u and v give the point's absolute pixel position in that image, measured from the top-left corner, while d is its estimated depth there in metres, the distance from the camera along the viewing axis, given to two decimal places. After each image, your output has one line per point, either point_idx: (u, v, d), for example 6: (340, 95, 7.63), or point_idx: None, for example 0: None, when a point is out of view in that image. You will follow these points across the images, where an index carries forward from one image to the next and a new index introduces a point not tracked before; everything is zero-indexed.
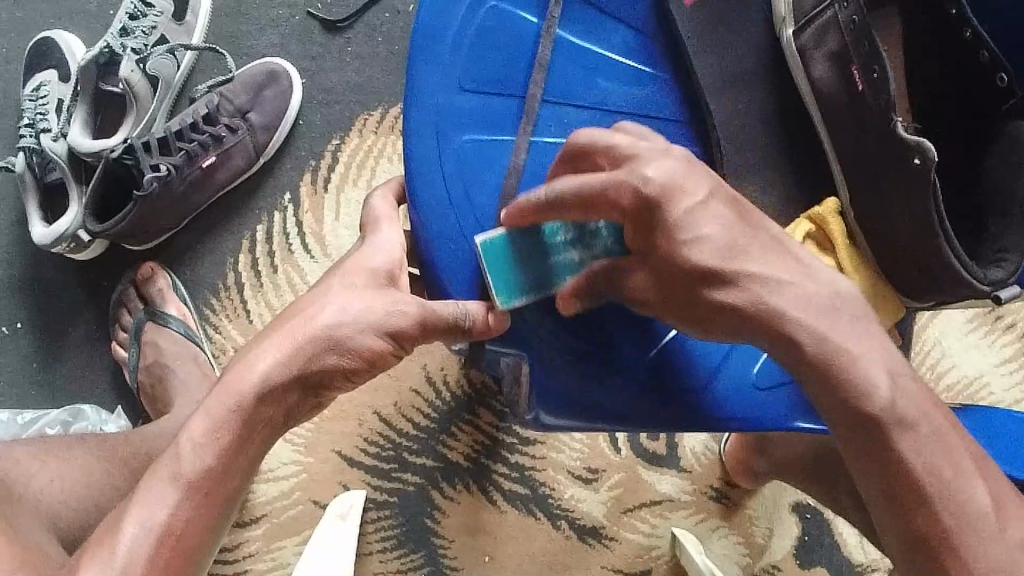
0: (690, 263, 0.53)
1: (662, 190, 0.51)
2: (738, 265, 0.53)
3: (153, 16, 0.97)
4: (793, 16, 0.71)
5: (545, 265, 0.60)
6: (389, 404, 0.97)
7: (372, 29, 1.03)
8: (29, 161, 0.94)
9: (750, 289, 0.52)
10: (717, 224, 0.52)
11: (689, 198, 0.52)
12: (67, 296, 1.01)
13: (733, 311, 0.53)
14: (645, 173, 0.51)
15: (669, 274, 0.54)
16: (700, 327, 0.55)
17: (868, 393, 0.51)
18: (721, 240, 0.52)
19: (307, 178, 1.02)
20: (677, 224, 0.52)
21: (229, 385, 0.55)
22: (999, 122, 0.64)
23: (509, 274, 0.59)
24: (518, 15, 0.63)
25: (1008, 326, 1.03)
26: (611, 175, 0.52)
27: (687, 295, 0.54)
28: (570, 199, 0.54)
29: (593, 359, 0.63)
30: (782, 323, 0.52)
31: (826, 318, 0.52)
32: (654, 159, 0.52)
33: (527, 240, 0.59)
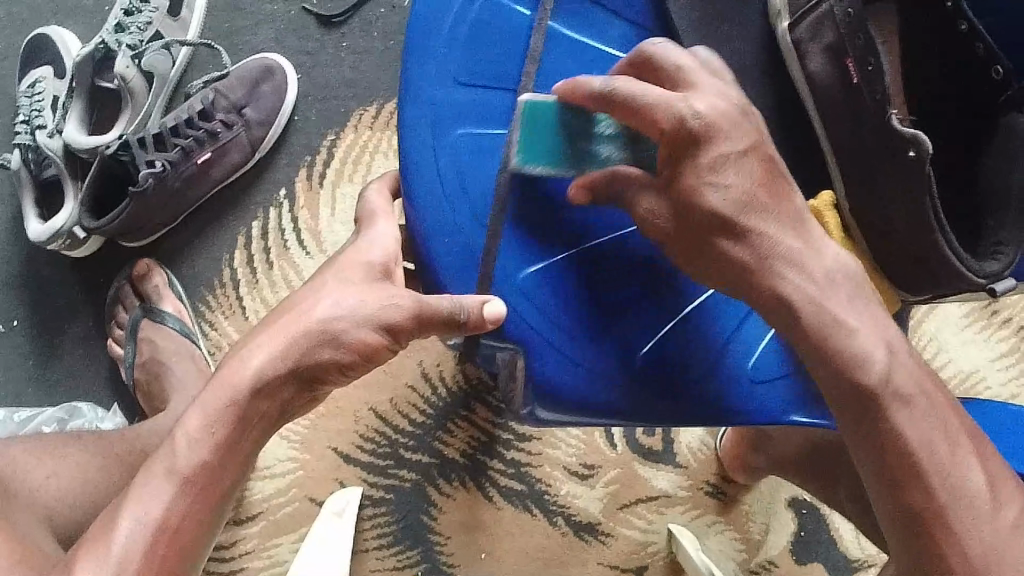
0: (710, 207, 0.52)
1: (707, 126, 0.51)
2: (753, 220, 0.53)
3: (148, 11, 0.97)
4: (788, 9, 0.69)
5: (582, 146, 0.59)
6: (385, 400, 0.97)
7: (367, 24, 1.03)
8: (24, 157, 0.94)
9: (756, 247, 0.53)
10: (741, 176, 0.52)
11: (729, 145, 0.52)
12: (62, 293, 1.00)
13: (739, 265, 0.53)
14: (695, 107, 0.52)
15: (687, 216, 0.53)
16: (702, 271, 0.55)
17: (863, 385, 0.51)
18: (741, 193, 0.52)
19: (303, 174, 1.02)
20: (709, 164, 0.52)
21: (224, 379, 0.55)
22: (996, 113, 0.65)
23: (543, 140, 0.59)
24: (512, 9, 0.63)
25: (1004, 321, 1.03)
26: (665, 96, 0.52)
27: (695, 237, 0.54)
28: (618, 108, 0.53)
29: (592, 348, 0.62)
30: (782, 287, 0.52)
31: (820, 286, 0.52)
32: (708, 95, 0.52)
33: (576, 117, 0.58)
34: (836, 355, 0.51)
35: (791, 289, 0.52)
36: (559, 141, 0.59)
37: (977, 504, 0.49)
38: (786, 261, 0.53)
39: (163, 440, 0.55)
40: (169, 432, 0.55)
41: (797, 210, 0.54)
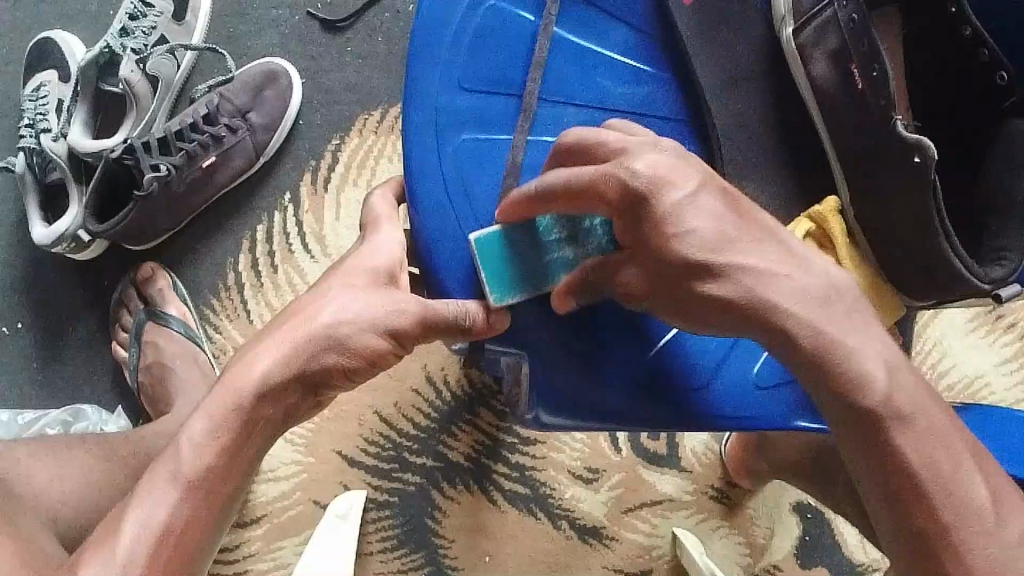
0: (681, 255, 0.51)
1: (649, 183, 0.50)
2: (727, 258, 0.51)
3: (153, 16, 0.97)
4: (792, 14, 0.68)
5: (539, 261, 0.59)
6: (390, 403, 0.97)
7: (371, 29, 1.03)
8: (29, 161, 0.94)
9: (742, 282, 0.51)
10: (705, 220, 0.51)
11: (679, 190, 0.51)
12: (67, 297, 1.01)
13: (723, 301, 0.51)
14: (633, 168, 0.51)
15: (662, 268, 0.52)
16: (688, 321, 0.54)
17: (868, 388, 0.50)
18: (710, 234, 0.51)
19: (307, 179, 1.02)
20: (667, 214, 0.51)
21: (229, 384, 0.55)
22: (1000, 120, 0.65)
23: (501, 269, 0.58)
24: (515, 14, 0.63)
25: (1009, 326, 1.03)
26: (601, 168, 0.51)
27: (676, 291, 0.53)
28: (563, 195, 0.53)
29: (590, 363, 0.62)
30: (773, 317, 0.51)
31: (826, 293, 0.52)
32: (640, 154, 0.51)
33: (519, 234, 0.58)
34: (841, 364, 0.51)
35: (796, 294, 0.52)
36: (517, 264, 0.58)
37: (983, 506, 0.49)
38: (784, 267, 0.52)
39: (168, 444, 0.56)
40: (174, 437, 0.55)
41: (766, 226, 0.53)
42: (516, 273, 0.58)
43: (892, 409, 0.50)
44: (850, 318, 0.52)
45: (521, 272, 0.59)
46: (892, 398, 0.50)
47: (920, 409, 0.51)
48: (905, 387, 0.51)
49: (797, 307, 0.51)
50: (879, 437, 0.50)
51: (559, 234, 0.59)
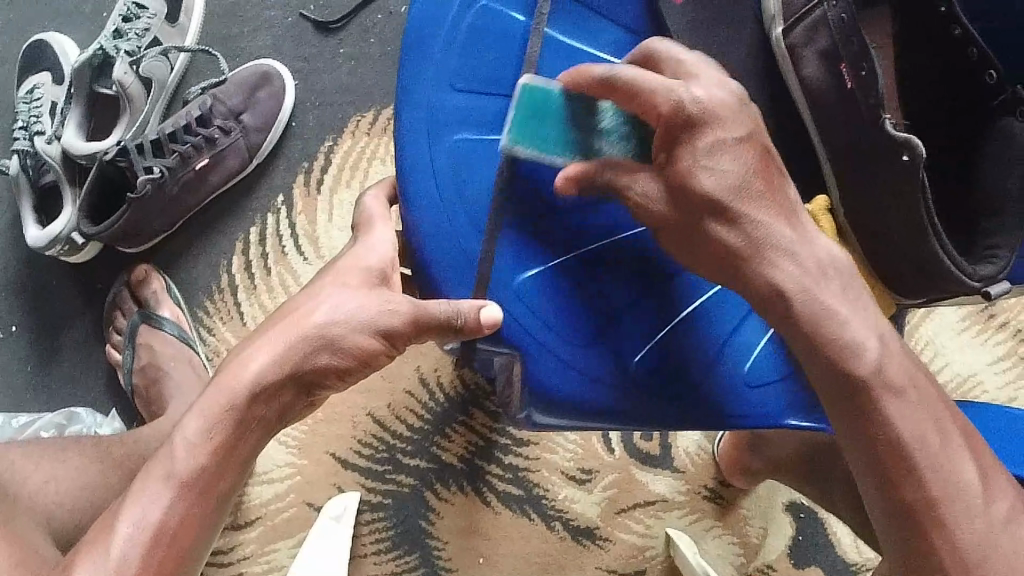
0: (699, 190, 0.52)
1: (702, 113, 0.51)
2: (745, 206, 0.52)
3: (146, 18, 0.98)
4: (783, 14, 0.67)
5: (588, 141, 0.56)
6: (383, 405, 0.97)
7: (365, 30, 1.03)
8: (23, 163, 0.95)
9: (747, 232, 0.52)
10: (734, 162, 0.52)
11: (725, 129, 0.51)
12: (61, 299, 1.00)
13: (723, 247, 0.53)
14: (694, 94, 0.51)
15: (677, 196, 0.52)
16: (693, 262, 0.54)
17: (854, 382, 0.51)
18: (734, 178, 0.52)
19: (301, 180, 1.02)
20: (704, 149, 0.52)
21: (223, 383, 0.55)
22: (989, 119, 0.65)
23: (545, 122, 0.56)
24: (506, 13, 0.62)
25: (1001, 325, 1.03)
26: (667, 80, 0.51)
27: (682, 224, 0.53)
28: (621, 92, 0.51)
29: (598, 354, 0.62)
30: (775, 275, 0.52)
31: (808, 283, 0.52)
32: (708, 84, 0.52)
33: (581, 107, 0.55)
34: (833, 342, 0.51)
35: (802, 261, 0.52)
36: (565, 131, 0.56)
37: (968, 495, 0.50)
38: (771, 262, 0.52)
39: (161, 445, 0.56)
40: (167, 437, 0.56)
41: (790, 201, 0.54)
42: (564, 136, 0.56)
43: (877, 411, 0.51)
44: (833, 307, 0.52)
45: (568, 135, 0.56)
46: (876, 401, 0.51)
47: (905, 402, 0.51)
48: (896, 361, 0.52)
49: (796, 273, 0.52)
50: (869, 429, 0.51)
51: (617, 131, 0.55)
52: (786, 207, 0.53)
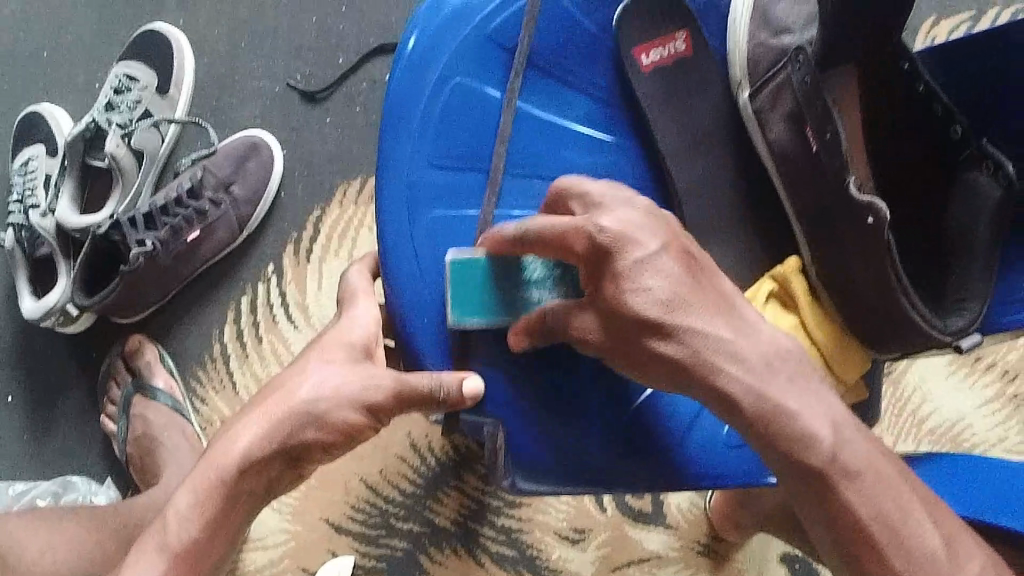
0: (633, 312, 0.49)
1: (614, 241, 0.49)
2: (680, 318, 0.50)
3: (138, 90, 1.02)
4: (748, 79, 0.68)
5: (519, 297, 0.58)
6: (375, 471, 0.97)
7: (350, 98, 1.05)
8: (18, 237, 0.97)
9: (687, 342, 0.50)
10: (662, 279, 0.49)
11: (644, 249, 0.49)
12: (56, 369, 1.02)
13: (668, 359, 0.50)
14: (601, 225, 0.49)
15: (614, 320, 0.50)
16: (641, 373, 0.52)
17: (822, 453, 0.50)
18: (665, 294, 0.49)
19: (290, 249, 1.04)
20: (627, 272, 0.49)
21: (213, 456, 0.57)
22: (955, 170, 0.67)
23: (476, 295, 0.59)
24: (477, 88, 0.62)
25: (988, 367, 1.04)
26: (572, 221, 0.50)
27: (623, 343, 0.51)
28: (536, 244, 0.52)
29: (567, 407, 0.64)
30: (720, 380, 0.50)
31: (758, 372, 0.50)
32: (616, 210, 0.50)
33: (506, 266, 0.58)
34: (789, 432, 0.50)
35: (765, 341, 0.51)
36: (493, 293, 0.59)
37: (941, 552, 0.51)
38: (744, 327, 0.51)
39: (157, 515, 0.59)
40: (163, 508, 0.58)
41: (724, 293, 0.51)
42: (491, 298, 0.59)
43: (849, 478, 0.50)
44: (812, 366, 0.52)
45: (495, 304, 0.59)
46: (848, 470, 0.50)
47: (874, 459, 0.52)
48: (857, 449, 0.51)
49: (773, 344, 0.51)
50: (837, 502, 0.51)
51: (540, 272, 0.58)
52: (722, 301, 0.51)
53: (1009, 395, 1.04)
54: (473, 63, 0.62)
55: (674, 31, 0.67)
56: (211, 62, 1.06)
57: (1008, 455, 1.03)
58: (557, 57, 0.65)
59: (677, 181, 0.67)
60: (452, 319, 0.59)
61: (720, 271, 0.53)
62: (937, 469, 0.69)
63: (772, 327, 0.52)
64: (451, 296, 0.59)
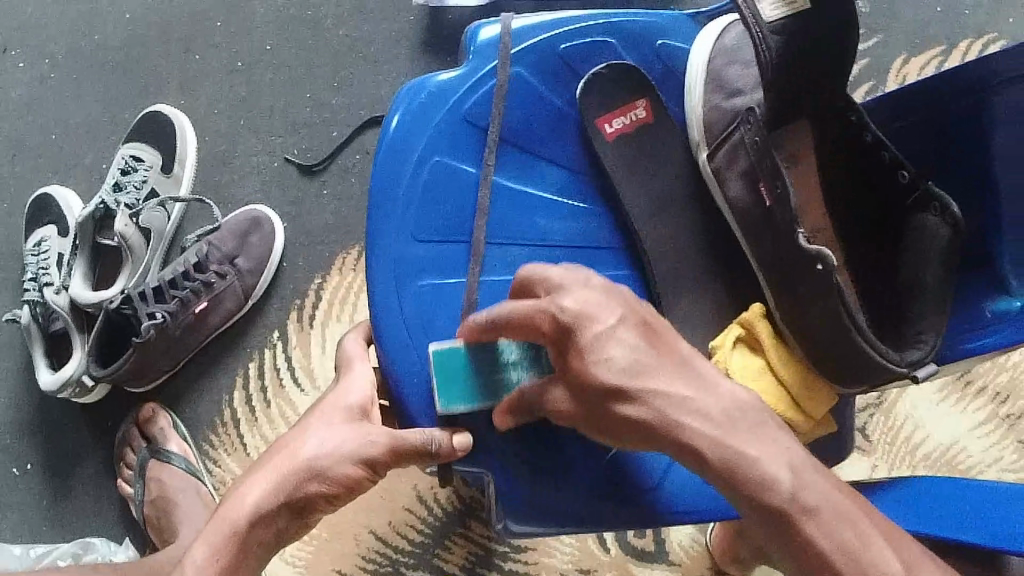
0: (597, 380, 0.55)
1: (575, 318, 0.56)
2: (641, 382, 0.55)
3: (144, 170, 1.08)
4: (705, 140, 0.74)
5: (500, 379, 0.64)
6: (384, 522, 1.01)
7: (345, 170, 1.11)
8: (33, 312, 1.03)
9: (651, 404, 0.55)
10: (622, 348, 0.56)
11: (602, 323, 0.56)
12: (73, 438, 1.06)
13: (633, 422, 0.55)
14: (562, 304, 0.56)
15: (583, 391, 0.57)
16: (615, 438, 0.57)
17: (783, 494, 0.53)
18: (625, 360, 0.55)
19: (293, 315, 1.09)
20: (590, 344, 0.56)
21: (225, 514, 0.62)
22: (907, 213, 0.71)
23: (460, 382, 0.64)
24: (455, 166, 0.68)
25: (978, 390, 1.08)
26: (537, 304, 0.57)
27: (594, 411, 0.57)
28: (506, 325, 0.59)
29: (544, 469, 0.68)
30: (683, 435, 0.54)
31: (721, 425, 0.54)
32: (574, 290, 0.57)
33: (485, 355, 0.64)
34: (751, 478, 0.53)
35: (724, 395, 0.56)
36: (478, 380, 0.64)
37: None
38: (695, 394, 0.55)
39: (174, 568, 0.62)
40: (179, 562, 0.62)
41: (683, 356, 0.57)
42: (474, 386, 0.64)
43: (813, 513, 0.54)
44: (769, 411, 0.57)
45: (479, 386, 0.64)
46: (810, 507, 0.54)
47: (842, 495, 0.55)
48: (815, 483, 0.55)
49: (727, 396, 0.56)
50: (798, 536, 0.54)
51: (515, 354, 0.63)
52: (682, 364, 0.57)
53: (1002, 416, 1.08)
54: (450, 143, 0.68)
55: (635, 99, 0.73)
56: (213, 141, 1.12)
57: (1004, 474, 1.07)
58: (527, 132, 0.71)
59: (645, 239, 0.73)
60: (440, 405, 0.64)
61: (677, 334, 0.59)
62: (900, 489, 0.73)
63: (720, 392, 0.56)
64: (438, 384, 0.64)
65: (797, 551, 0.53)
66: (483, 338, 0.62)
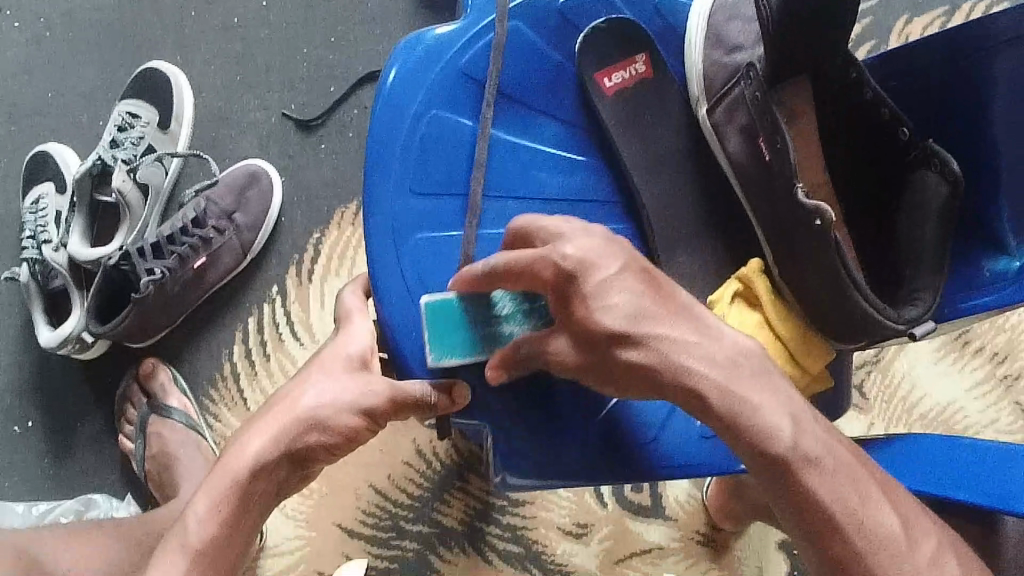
0: (601, 328, 0.55)
1: (579, 265, 0.55)
2: (646, 328, 0.55)
3: (140, 126, 1.07)
4: (705, 95, 0.74)
5: (494, 330, 0.63)
6: (384, 476, 1.03)
7: (342, 126, 1.11)
8: (32, 270, 1.03)
9: (655, 348, 0.55)
10: (626, 295, 0.55)
11: (605, 271, 0.55)
12: (73, 394, 1.07)
13: (635, 368, 0.56)
14: (563, 251, 0.55)
15: (584, 338, 0.56)
16: (617, 384, 0.58)
17: (786, 441, 0.55)
18: (629, 307, 0.55)
19: (292, 271, 1.09)
20: (593, 292, 0.55)
21: (226, 465, 0.62)
22: (906, 171, 0.71)
23: (453, 334, 0.64)
24: (452, 119, 0.68)
25: (976, 349, 1.09)
26: (536, 252, 0.56)
27: (598, 358, 0.57)
28: (503, 275, 0.58)
29: (544, 424, 0.69)
30: (688, 379, 0.55)
31: (722, 370, 0.55)
32: (575, 237, 0.56)
33: (478, 305, 0.63)
34: (755, 427, 0.55)
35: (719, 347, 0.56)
36: (473, 332, 0.64)
37: (897, 527, 0.56)
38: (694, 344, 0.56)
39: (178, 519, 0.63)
40: (183, 513, 0.63)
41: (685, 304, 0.57)
42: (469, 338, 0.64)
43: (804, 467, 0.55)
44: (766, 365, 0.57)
45: (474, 338, 0.64)
46: (800, 463, 0.55)
47: (833, 452, 0.56)
48: (807, 436, 0.56)
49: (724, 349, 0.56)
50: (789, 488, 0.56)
51: (509, 306, 0.63)
52: (684, 312, 0.57)
53: (999, 376, 1.08)
54: (448, 96, 0.68)
55: (634, 54, 0.73)
56: (209, 97, 1.11)
57: (999, 435, 1.08)
58: (524, 85, 0.70)
59: (643, 193, 0.73)
60: (434, 356, 0.64)
61: (676, 283, 0.58)
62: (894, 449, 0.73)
63: (719, 345, 0.56)
64: (431, 338, 0.64)
65: (791, 494, 0.56)
66: (476, 289, 0.61)
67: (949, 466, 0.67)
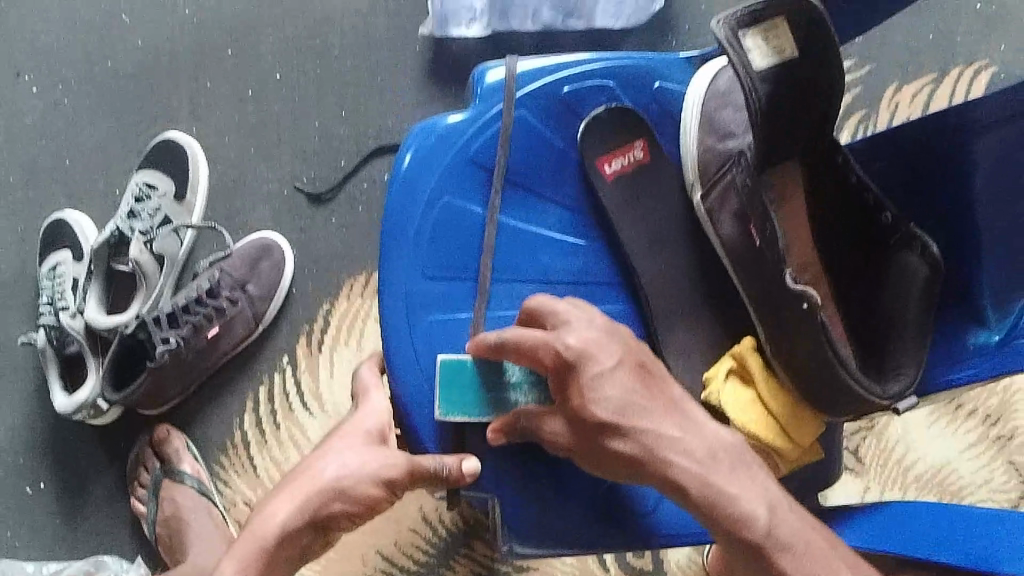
0: (593, 417, 0.59)
1: (578, 355, 0.59)
2: (633, 421, 0.59)
3: (157, 198, 1.11)
4: (699, 181, 0.77)
5: (502, 396, 0.69)
6: (391, 542, 1.05)
7: (353, 199, 1.15)
8: (48, 336, 1.06)
9: (641, 442, 0.59)
10: (618, 388, 0.59)
11: (600, 364, 0.59)
12: (87, 457, 1.10)
13: (624, 457, 0.59)
14: (566, 341, 0.60)
15: (579, 423, 0.60)
16: (607, 470, 0.61)
17: (762, 528, 0.58)
18: (620, 400, 0.59)
19: (303, 340, 1.13)
20: (588, 382, 0.59)
21: (253, 531, 0.64)
22: (888, 251, 0.75)
23: (463, 393, 0.69)
24: (463, 206, 0.72)
25: (969, 413, 1.11)
26: (543, 336, 0.61)
27: (588, 442, 0.61)
28: (511, 351, 0.63)
29: (546, 495, 0.72)
30: (670, 471, 0.59)
31: (704, 463, 0.59)
32: (578, 328, 0.60)
33: (490, 371, 0.69)
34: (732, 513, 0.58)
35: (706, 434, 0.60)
36: (481, 393, 0.69)
37: None
38: (682, 437, 0.59)
39: None
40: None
41: (676, 398, 0.61)
42: (478, 399, 0.69)
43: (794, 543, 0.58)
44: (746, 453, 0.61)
45: (481, 400, 0.69)
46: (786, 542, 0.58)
47: (811, 536, 0.60)
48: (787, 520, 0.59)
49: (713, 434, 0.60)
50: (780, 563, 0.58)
51: (518, 375, 0.68)
52: (674, 406, 0.60)
53: (993, 437, 1.11)
54: (460, 183, 0.72)
55: (633, 141, 0.77)
56: (224, 170, 1.16)
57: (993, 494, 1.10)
58: (528, 173, 0.74)
59: (638, 272, 0.77)
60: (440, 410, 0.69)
61: (672, 377, 0.62)
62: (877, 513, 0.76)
63: (706, 432, 0.60)
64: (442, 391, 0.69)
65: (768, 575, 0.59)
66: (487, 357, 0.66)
67: (934, 531, 0.70)
